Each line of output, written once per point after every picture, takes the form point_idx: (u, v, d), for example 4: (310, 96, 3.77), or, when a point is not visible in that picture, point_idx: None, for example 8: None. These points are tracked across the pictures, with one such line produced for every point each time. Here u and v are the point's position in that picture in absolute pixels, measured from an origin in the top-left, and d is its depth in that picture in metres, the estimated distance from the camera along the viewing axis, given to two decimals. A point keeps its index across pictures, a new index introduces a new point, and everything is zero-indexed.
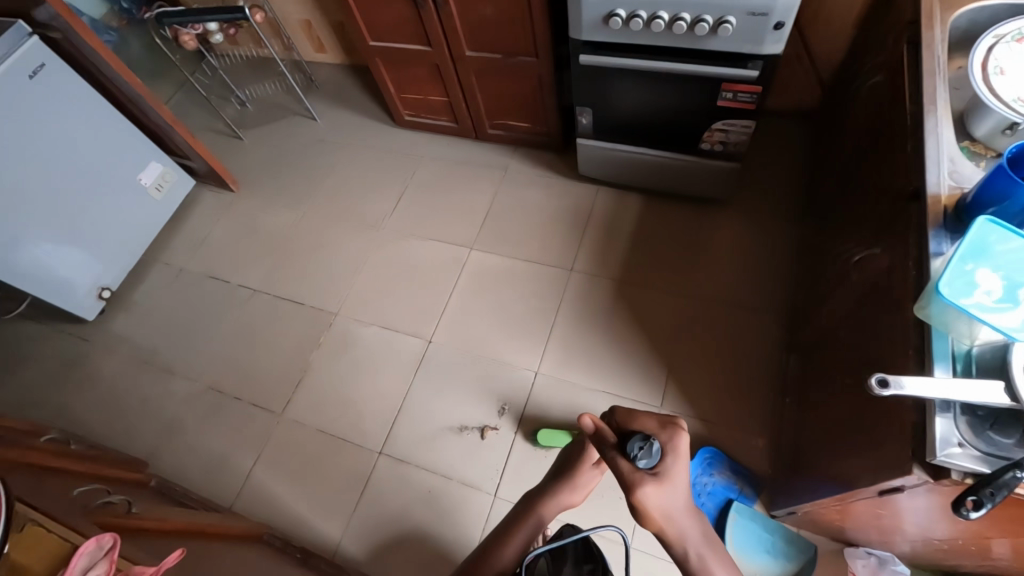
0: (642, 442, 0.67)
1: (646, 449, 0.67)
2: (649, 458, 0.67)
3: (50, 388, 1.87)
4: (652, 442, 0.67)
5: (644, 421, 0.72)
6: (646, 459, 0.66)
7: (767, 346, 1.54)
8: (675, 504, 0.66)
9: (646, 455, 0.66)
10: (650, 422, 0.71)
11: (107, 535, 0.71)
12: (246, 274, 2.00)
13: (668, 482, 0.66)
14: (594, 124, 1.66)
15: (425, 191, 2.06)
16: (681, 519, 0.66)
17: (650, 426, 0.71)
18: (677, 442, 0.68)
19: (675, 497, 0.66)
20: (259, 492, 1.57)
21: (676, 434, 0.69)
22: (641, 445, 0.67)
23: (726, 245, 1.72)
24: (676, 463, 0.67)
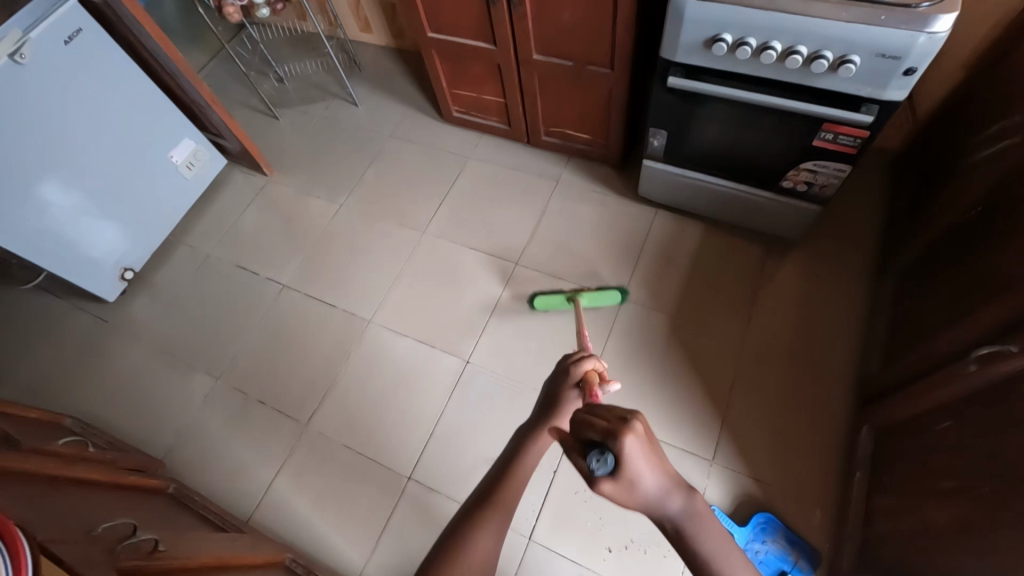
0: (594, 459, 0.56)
1: (598, 466, 0.56)
2: (606, 471, 0.56)
3: (67, 370, 1.79)
4: (606, 451, 0.56)
5: (593, 427, 0.59)
6: (604, 476, 0.56)
7: (833, 407, 1.44)
8: (647, 497, 0.58)
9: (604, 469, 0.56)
10: (600, 427, 0.58)
11: None
12: (276, 267, 1.91)
13: (634, 485, 0.57)
14: (666, 147, 1.54)
15: (469, 195, 1.95)
16: (657, 500, 0.58)
17: (599, 432, 0.58)
18: (629, 448, 0.56)
19: (644, 494, 0.57)
20: (282, 508, 1.50)
21: (629, 434, 0.57)
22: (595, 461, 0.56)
23: (794, 291, 1.61)
24: (636, 465, 0.56)
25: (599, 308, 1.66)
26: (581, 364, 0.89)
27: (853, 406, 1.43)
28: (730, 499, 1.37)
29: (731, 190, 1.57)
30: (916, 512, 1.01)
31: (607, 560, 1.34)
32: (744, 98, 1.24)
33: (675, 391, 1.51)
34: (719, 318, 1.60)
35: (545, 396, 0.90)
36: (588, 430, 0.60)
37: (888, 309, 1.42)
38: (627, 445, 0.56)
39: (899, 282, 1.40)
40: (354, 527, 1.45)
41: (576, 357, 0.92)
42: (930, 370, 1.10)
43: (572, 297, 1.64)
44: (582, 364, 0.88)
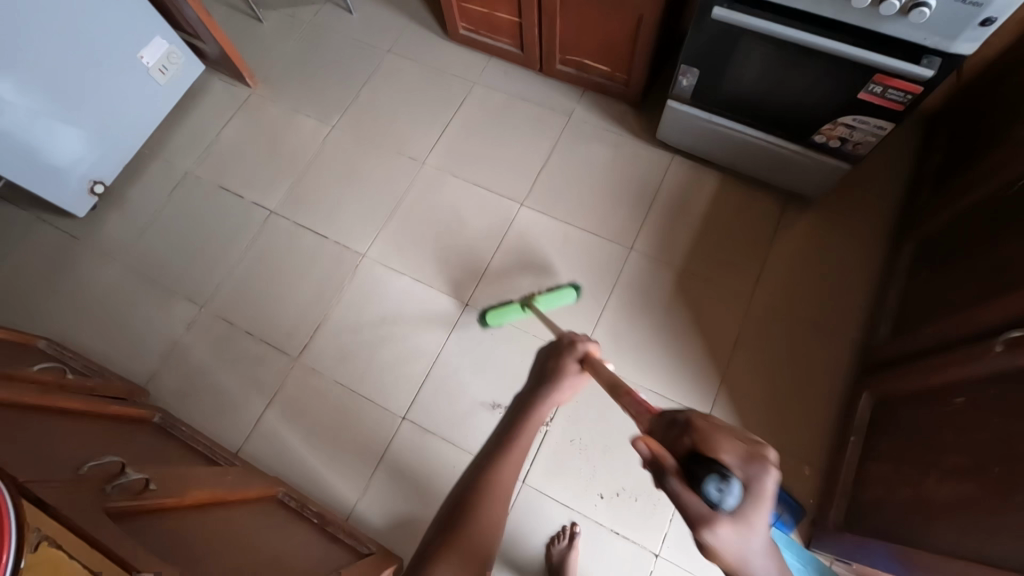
0: (718, 481, 0.47)
1: (725, 490, 0.47)
2: (731, 499, 0.47)
3: (37, 288, 1.68)
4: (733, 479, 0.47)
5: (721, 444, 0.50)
6: (724, 504, 0.47)
7: (832, 372, 1.44)
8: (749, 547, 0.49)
9: (728, 500, 0.47)
10: (729, 450, 0.49)
11: None
12: (262, 191, 1.77)
13: (751, 526, 0.48)
14: (695, 88, 1.42)
15: (474, 126, 1.80)
16: (759, 556, 0.50)
17: (724, 454, 0.49)
18: (764, 480, 0.49)
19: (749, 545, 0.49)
20: (274, 441, 1.48)
21: (761, 466, 0.49)
22: (717, 486, 0.47)
23: (806, 251, 1.57)
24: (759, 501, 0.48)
25: (555, 305, 1.44)
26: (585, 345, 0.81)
27: (851, 372, 1.43)
28: None
29: (759, 142, 1.47)
30: (915, 481, 1.02)
31: (598, 506, 1.37)
32: (794, 40, 1.14)
33: (679, 347, 1.49)
34: (729, 275, 1.56)
35: (540, 369, 0.81)
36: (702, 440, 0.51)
37: (901, 277, 1.38)
38: (761, 474, 0.48)
39: (918, 249, 1.36)
40: (348, 464, 1.44)
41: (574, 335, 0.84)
42: (944, 345, 1.08)
43: (526, 302, 1.39)
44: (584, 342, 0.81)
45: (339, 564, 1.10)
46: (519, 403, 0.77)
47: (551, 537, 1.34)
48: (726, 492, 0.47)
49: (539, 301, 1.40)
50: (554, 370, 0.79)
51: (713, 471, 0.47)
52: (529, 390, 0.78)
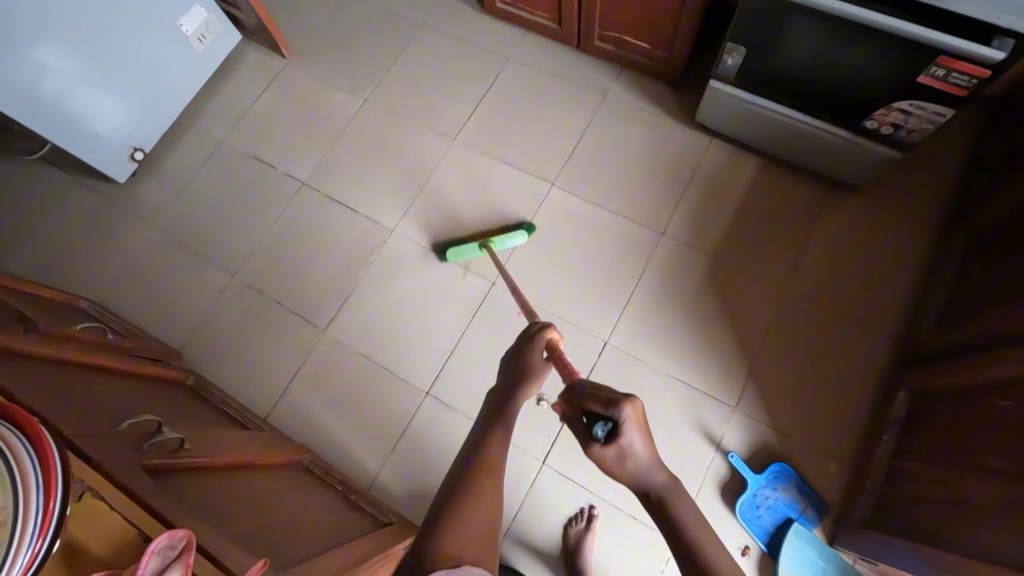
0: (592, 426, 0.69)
1: (599, 430, 0.68)
2: (607, 436, 0.68)
3: (79, 251, 1.73)
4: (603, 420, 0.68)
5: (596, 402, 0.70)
6: (603, 439, 0.68)
7: (867, 368, 1.40)
8: (639, 467, 0.67)
9: (605, 439, 0.68)
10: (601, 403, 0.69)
11: (181, 531, 0.62)
12: (294, 163, 1.78)
13: (630, 453, 0.67)
14: (740, 68, 1.36)
15: (506, 102, 1.77)
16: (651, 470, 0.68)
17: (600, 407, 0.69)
18: (624, 417, 0.67)
19: (637, 465, 0.67)
20: (299, 409, 1.51)
21: (625, 410, 0.67)
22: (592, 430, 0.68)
23: (847, 242, 1.51)
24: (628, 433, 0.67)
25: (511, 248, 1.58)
26: (545, 334, 0.88)
27: (888, 369, 1.38)
28: (747, 445, 1.37)
29: (805, 127, 1.41)
30: (953, 484, 0.99)
31: (617, 491, 1.37)
32: (854, 18, 1.08)
33: (707, 335, 1.46)
34: (764, 264, 1.51)
35: (508, 361, 0.89)
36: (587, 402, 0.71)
37: (948, 272, 1.32)
38: (620, 416, 0.67)
39: (969, 244, 1.29)
40: (370, 434, 1.47)
41: (535, 326, 0.91)
42: (995, 345, 1.02)
43: (482, 244, 1.54)
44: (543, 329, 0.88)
45: (360, 530, 1.13)
46: (496, 396, 0.85)
47: (568, 519, 1.36)
48: (601, 433, 0.68)
49: (493, 242, 1.54)
50: (524, 355, 0.88)
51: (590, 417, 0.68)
52: (503, 381, 0.86)
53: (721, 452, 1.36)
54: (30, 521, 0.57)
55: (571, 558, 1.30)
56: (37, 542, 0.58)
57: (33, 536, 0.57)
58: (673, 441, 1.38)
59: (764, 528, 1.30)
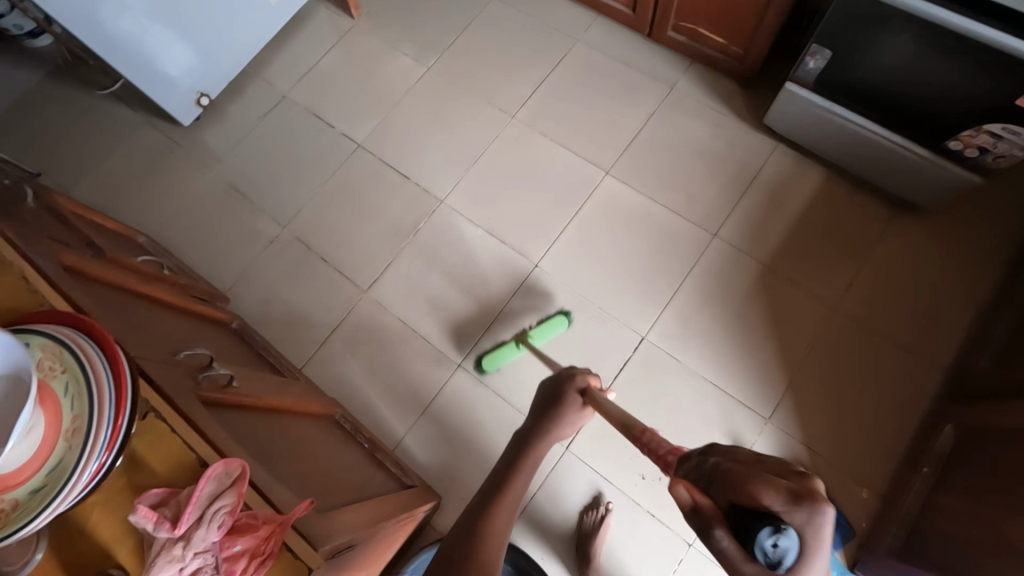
0: (769, 538, 0.45)
1: (783, 545, 0.45)
2: (789, 551, 0.45)
3: (138, 188, 1.79)
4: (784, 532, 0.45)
5: (766, 494, 0.47)
6: (783, 559, 0.45)
7: (912, 396, 1.35)
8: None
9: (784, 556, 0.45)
10: (776, 496, 0.47)
11: (236, 462, 0.64)
12: (352, 124, 1.80)
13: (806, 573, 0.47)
14: (823, 73, 1.32)
15: (569, 84, 1.75)
16: None
17: (773, 504, 0.47)
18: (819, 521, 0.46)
19: None
20: (334, 364, 1.54)
21: (817, 513, 0.46)
22: (772, 543, 0.45)
23: (909, 265, 1.45)
24: (815, 546, 0.46)
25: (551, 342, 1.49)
26: (587, 375, 0.91)
27: (934, 399, 1.33)
28: None
29: (881, 142, 1.35)
30: (997, 524, 0.95)
31: (637, 486, 1.37)
32: (958, 30, 1.03)
33: (748, 343, 1.43)
34: (816, 278, 1.47)
35: (544, 400, 0.90)
36: (743, 492, 0.48)
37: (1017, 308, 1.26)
38: (815, 519, 0.45)
39: None
40: (400, 398, 1.50)
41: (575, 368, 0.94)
42: None
43: (520, 338, 1.46)
44: (586, 374, 0.91)
45: (385, 489, 1.16)
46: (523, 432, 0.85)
47: (584, 507, 1.36)
48: (782, 550, 0.45)
49: (532, 336, 1.46)
50: (560, 398, 0.89)
51: (768, 526, 0.45)
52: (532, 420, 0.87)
53: None
54: (101, 436, 0.61)
55: (583, 545, 1.30)
56: (106, 456, 0.62)
57: (103, 449, 0.61)
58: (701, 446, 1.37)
59: None
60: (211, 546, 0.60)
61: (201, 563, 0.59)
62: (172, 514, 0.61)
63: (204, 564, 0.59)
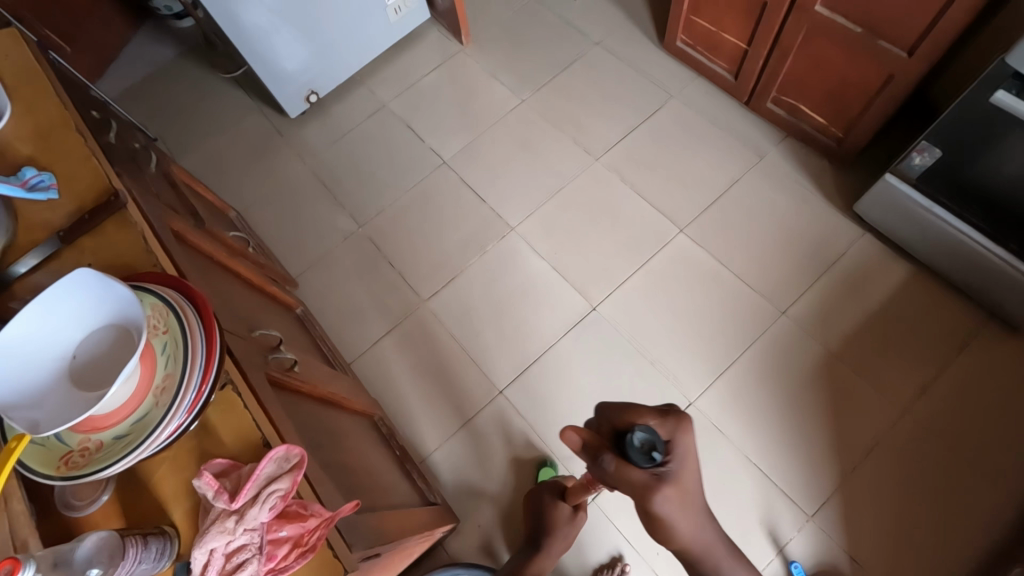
0: (630, 439, 0.55)
1: (648, 441, 0.55)
2: (659, 444, 0.55)
3: (238, 167, 1.93)
4: (653, 433, 0.56)
5: (640, 416, 0.58)
6: (652, 448, 0.55)
7: (978, 524, 1.24)
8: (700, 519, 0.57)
9: (658, 452, 0.55)
10: (649, 416, 0.58)
11: (297, 449, 0.66)
12: (442, 140, 1.88)
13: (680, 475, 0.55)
14: (928, 169, 1.28)
15: (658, 137, 1.76)
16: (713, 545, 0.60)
17: (649, 422, 0.57)
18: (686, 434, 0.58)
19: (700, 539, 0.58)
20: (381, 364, 1.58)
21: (681, 425, 0.58)
22: (639, 439, 0.55)
23: (994, 384, 1.35)
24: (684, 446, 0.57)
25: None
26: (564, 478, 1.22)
27: (1005, 536, 1.22)
28: (814, 561, 1.26)
29: (983, 250, 1.29)
30: None
31: (660, 555, 1.31)
32: None
33: (801, 431, 1.37)
34: (887, 377, 1.39)
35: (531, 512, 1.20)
36: (624, 413, 0.58)
37: None
38: (681, 427, 0.58)
39: None
40: (436, 412, 1.51)
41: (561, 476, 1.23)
42: None
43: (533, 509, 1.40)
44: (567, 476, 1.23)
45: (410, 501, 1.16)
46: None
47: (601, 564, 1.31)
48: (656, 447, 0.55)
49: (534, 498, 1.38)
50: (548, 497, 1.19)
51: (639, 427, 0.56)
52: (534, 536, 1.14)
53: (783, 558, 1.26)
54: (186, 397, 0.65)
55: None
56: (185, 417, 0.66)
57: (185, 410, 0.66)
58: (734, 528, 1.30)
59: None
60: (259, 525, 0.62)
61: (247, 540, 0.61)
62: (231, 487, 0.63)
63: (250, 541, 0.61)
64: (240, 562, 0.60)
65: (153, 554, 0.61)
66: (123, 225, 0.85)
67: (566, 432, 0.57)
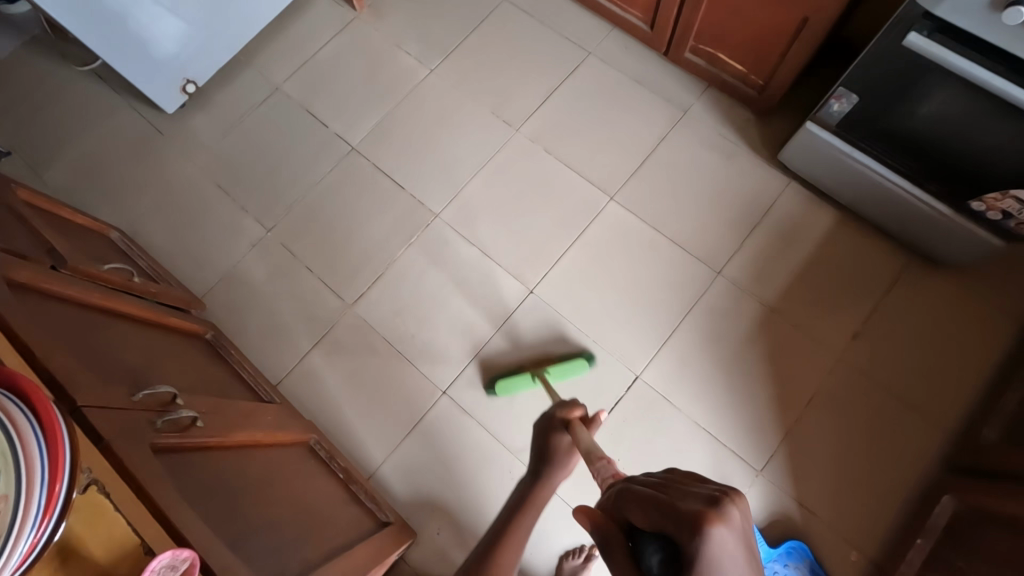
0: (655, 557, 0.44)
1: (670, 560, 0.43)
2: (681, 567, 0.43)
3: (115, 178, 1.68)
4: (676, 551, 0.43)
5: (664, 507, 0.45)
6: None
7: (910, 455, 1.31)
8: None
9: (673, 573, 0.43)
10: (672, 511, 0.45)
11: (186, 551, 0.58)
12: (348, 124, 1.70)
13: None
14: (849, 115, 1.26)
15: (578, 100, 1.66)
16: None
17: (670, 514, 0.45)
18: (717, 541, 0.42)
19: None
20: (313, 381, 1.47)
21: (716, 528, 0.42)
22: (660, 558, 0.44)
23: (917, 319, 1.40)
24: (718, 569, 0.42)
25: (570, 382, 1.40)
26: (569, 410, 0.86)
27: (937, 463, 1.30)
28: (766, 515, 1.30)
29: (904, 194, 1.30)
30: None
31: None
32: (998, 92, 0.99)
33: (745, 390, 1.38)
34: (821, 327, 1.42)
35: (536, 447, 0.87)
36: (644, 509, 0.47)
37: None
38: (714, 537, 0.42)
39: None
40: (380, 423, 1.43)
41: (563, 405, 0.88)
42: None
43: (537, 373, 1.38)
44: (569, 409, 0.86)
45: (358, 531, 1.09)
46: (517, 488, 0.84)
47: (565, 552, 1.30)
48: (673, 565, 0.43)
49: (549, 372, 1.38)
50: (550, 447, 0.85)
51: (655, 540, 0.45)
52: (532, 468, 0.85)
53: None
54: (31, 512, 0.54)
55: None
56: (40, 532, 0.55)
57: (37, 522, 0.54)
58: None
59: None
60: None
61: None
62: None
63: None
64: None
65: None
66: None
67: (579, 514, 0.51)
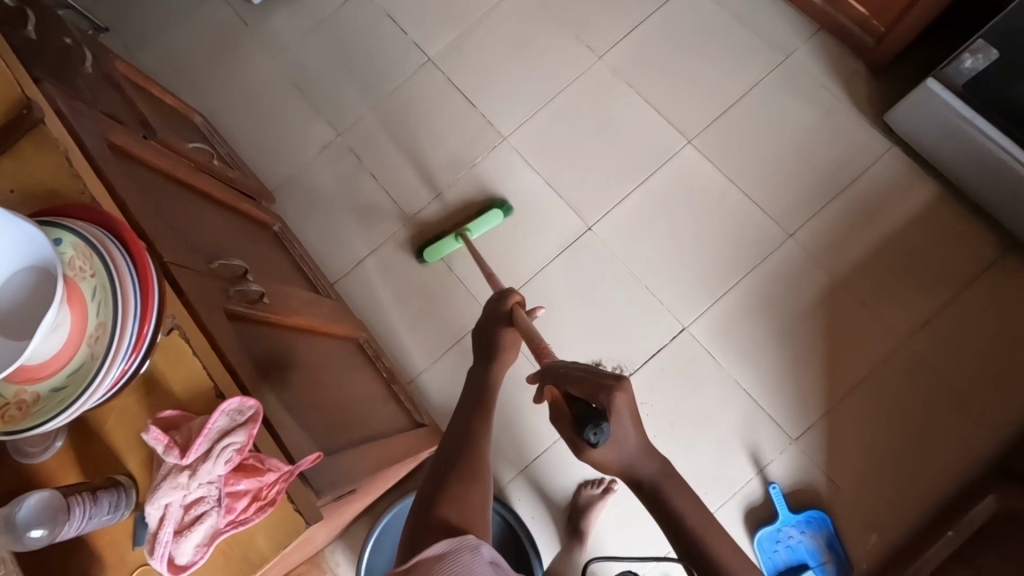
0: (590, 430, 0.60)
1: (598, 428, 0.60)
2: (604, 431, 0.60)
3: (201, 66, 1.72)
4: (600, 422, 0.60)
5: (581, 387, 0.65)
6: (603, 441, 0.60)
7: (960, 451, 1.25)
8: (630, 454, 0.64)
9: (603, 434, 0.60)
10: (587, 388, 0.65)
11: (251, 401, 0.63)
12: (426, 34, 1.66)
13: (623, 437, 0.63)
14: (983, 73, 1.16)
15: (670, 32, 1.54)
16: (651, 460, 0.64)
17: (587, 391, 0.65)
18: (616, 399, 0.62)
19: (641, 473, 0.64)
20: (366, 284, 1.53)
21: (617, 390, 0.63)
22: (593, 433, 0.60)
23: (1002, 315, 1.29)
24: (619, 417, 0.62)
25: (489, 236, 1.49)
26: (509, 296, 0.96)
27: (984, 462, 1.24)
28: (791, 482, 1.29)
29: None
30: None
31: None
32: None
33: (794, 358, 1.34)
34: (892, 307, 1.33)
35: (480, 339, 0.95)
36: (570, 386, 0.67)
37: None
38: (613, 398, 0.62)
39: None
40: (424, 335, 1.48)
41: (498, 296, 0.98)
42: None
43: (459, 233, 1.45)
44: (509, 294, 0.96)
45: (395, 426, 1.17)
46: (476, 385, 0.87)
47: (583, 481, 1.35)
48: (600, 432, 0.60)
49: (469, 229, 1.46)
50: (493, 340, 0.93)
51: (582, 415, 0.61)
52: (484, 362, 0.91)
53: (762, 479, 1.29)
54: (124, 343, 0.60)
55: (577, 517, 1.30)
56: (129, 363, 0.61)
57: (127, 354, 0.61)
58: (714, 451, 1.32)
59: (777, 563, 1.25)
60: (215, 479, 0.59)
61: (204, 493, 0.59)
62: (182, 441, 0.60)
63: (207, 494, 0.59)
64: (199, 514, 0.59)
65: (107, 507, 0.58)
66: (42, 145, 0.75)
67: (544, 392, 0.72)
